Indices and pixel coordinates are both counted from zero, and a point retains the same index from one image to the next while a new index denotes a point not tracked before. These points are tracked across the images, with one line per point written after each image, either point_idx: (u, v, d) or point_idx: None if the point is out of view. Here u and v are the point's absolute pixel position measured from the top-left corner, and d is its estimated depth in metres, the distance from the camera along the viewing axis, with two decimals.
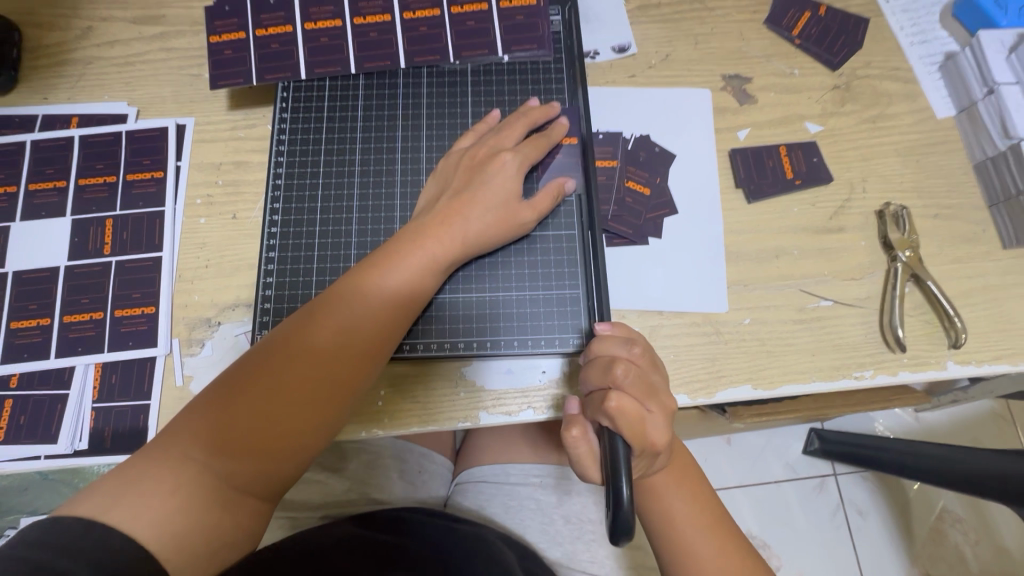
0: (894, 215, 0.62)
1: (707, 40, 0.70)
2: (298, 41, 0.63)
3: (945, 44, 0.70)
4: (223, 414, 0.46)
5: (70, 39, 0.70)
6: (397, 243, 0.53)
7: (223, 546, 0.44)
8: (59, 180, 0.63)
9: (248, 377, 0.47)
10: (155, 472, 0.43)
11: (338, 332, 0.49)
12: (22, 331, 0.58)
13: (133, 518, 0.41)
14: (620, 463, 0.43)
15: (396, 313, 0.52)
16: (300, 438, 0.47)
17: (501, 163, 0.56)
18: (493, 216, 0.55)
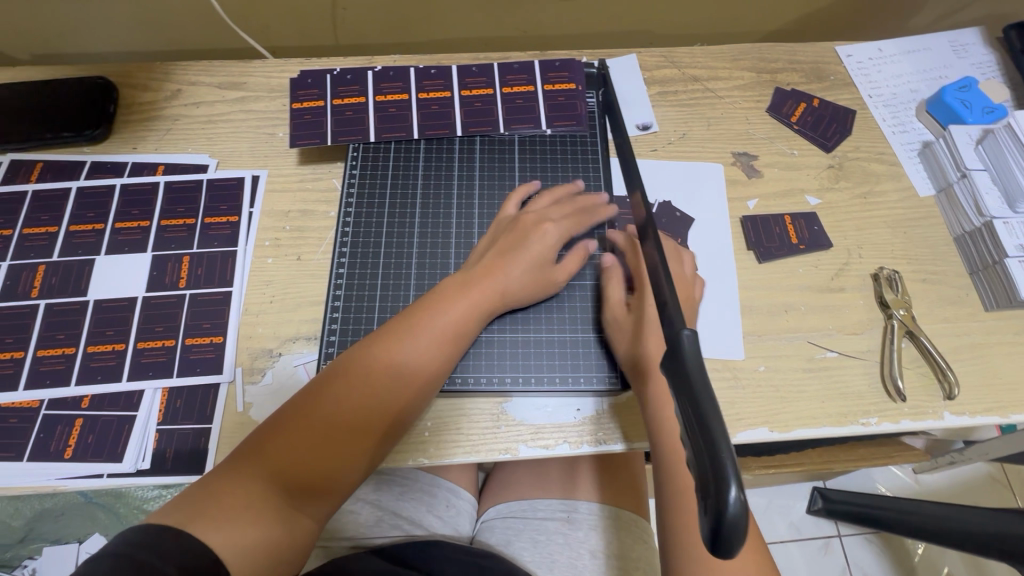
0: (887, 278, 0.71)
1: (718, 122, 0.81)
2: (369, 110, 0.73)
3: (921, 134, 0.81)
4: (285, 438, 0.50)
5: (161, 99, 0.79)
6: (448, 287, 0.59)
7: (282, 563, 0.47)
8: (142, 220, 0.70)
9: (307, 405, 0.52)
10: (230, 487, 0.47)
11: (392, 363, 0.54)
12: (99, 354, 0.63)
13: (213, 530, 0.44)
14: (727, 469, 0.33)
15: (443, 355, 0.57)
16: (350, 464, 0.51)
17: (544, 232, 0.63)
18: (531, 273, 0.62)
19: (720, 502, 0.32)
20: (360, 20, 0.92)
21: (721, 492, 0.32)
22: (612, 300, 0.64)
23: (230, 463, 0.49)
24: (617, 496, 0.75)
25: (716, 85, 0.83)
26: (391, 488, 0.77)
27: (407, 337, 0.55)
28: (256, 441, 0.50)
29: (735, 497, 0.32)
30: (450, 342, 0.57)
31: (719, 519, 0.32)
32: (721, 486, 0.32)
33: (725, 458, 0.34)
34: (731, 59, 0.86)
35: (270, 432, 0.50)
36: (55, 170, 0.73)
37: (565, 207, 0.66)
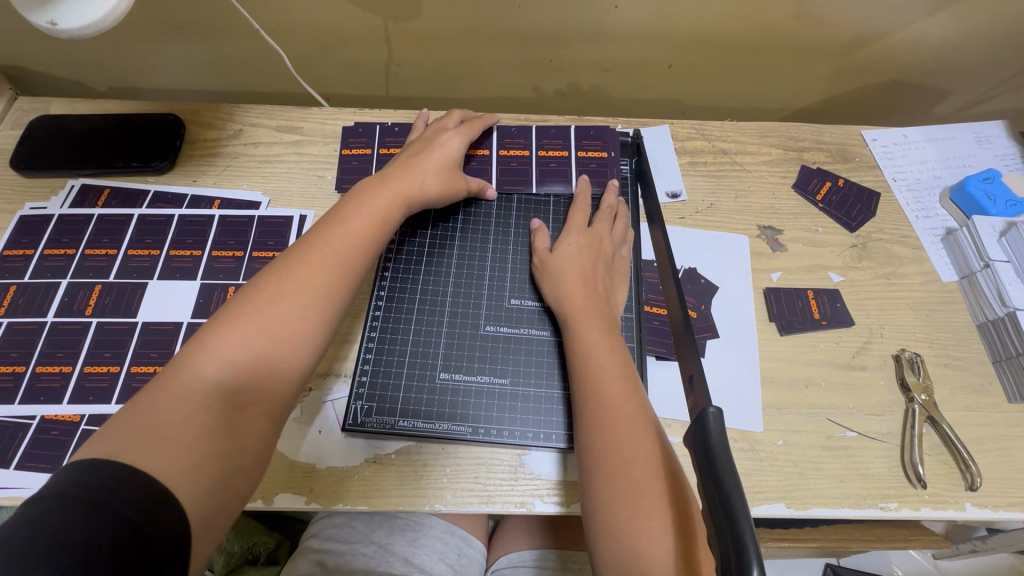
0: (909, 360, 0.71)
1: (745, 195, 0.84)
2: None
3: (945, 221, 0.83)
4: (205, 340, 0.52)
5: (223, 137, 0.85)
6: (366, 201, 0.65)
7: (233, 470, 0.48)
8: (195, 249, 0.75)
9: (223, 312, 0.54)
10: (161, 398, 0.48)
11: (306, 256, 0.59)
12: (141, 374, 0.66)
13: (153, 442, 0.45)
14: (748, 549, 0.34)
15: (359, 254, 0.61)
16: (285, 353, 0.54)
17: (447, 141, 0.73)
18: (444, 173, 0.71)
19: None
20: (411, 75, 0.99)
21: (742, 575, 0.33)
22: (543, 251, 0.70)
23: (160, 377, 0.50)
24: None
25: (743, 159, 0.87)
26: (403, 532, 0.78)
27: (325, 240, 0.60)
28: (178, 357, 0.51)
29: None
30: (369, 241, 0.62)
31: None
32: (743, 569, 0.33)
33: (749, 542, 0.34)
34: (759, 135, 0.90)
35: (194, 342, 0.52)
36: (121, 196, 0.79)
37: (472, 127, 0.76)
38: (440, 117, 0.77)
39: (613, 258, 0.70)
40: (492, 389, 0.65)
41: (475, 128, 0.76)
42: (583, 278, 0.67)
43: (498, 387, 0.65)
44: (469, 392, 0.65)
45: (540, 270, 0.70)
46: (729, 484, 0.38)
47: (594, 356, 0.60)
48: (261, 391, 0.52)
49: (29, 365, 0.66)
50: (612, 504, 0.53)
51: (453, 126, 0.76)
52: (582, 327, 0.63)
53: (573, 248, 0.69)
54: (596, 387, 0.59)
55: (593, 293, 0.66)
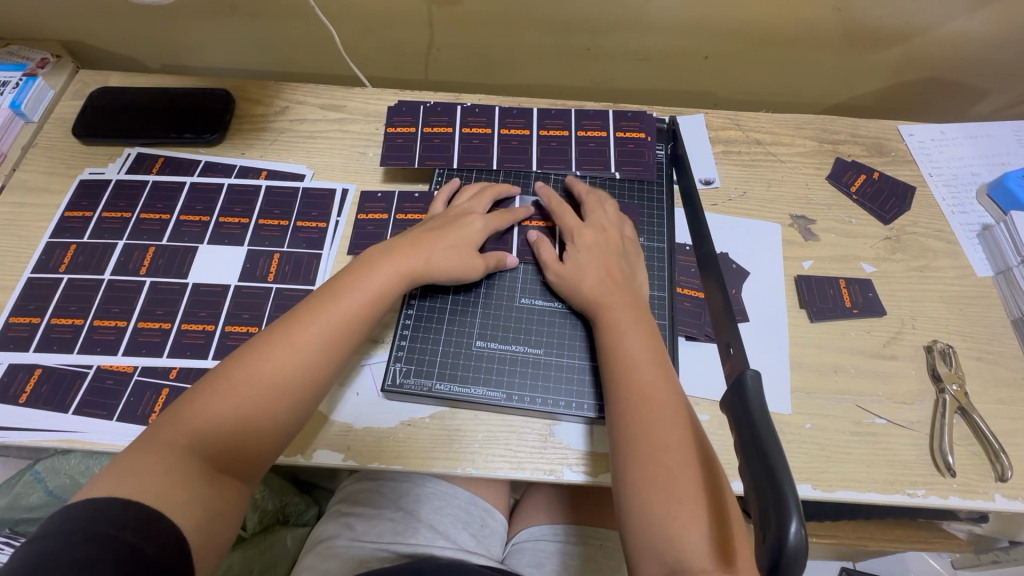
0: (941, 352, 0.71)
1: (778, 185, 0.85)
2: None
3: (981, 217, 0.83)
4: (196, 401, 0.53)
5: (270, 113, 0.89)
6: (371, 266, 0.64)
7: (217, 518, 0.50)
8: (243, 217, 0.78)
9: (215, 374, 0.55)
10: (149, 450, 0.50)
11: (301, 327, 0.58)
12: (190, 332, 0.69)
13: (138, 488, 0.47)
14: (790, 502, 0.35)
15: (351, 329, 0.60)
16: (267, 418, 0.54)
17: (469, 224, 0.69)
18: (459, 252, 0.67)
19: (780, 533, 0.34)
20: (450, 59, 1.02)
21: (782, 523, 0.34)
22: (552, 263, 0.69)
23: (151, 432, 0.52)
24: None
25: (778, 150, 0.88)
26: (429, 501, 0.80)
27: (325, 305, 0.59)
28: (173, 412, 0.53)
29: (797, 531, 0.34)
30: (368, 311, 0.61)
31: (777, 551, 0.34)
32: (783, 519, 0.34)
33: (789, 494, 0.36)
34: (794, 127, 0.90)
35: (185, 403, 0.53)
36: (173, 165, 0.82)
37: (502, 215, 0.72)
38: (473, 194, 0.74)
39: (623, 247, 0.69)
40: (527, 358, 0.67)
41: (506, 218, 0.72)
42: (601, 277, 0.66)
43: (532, 356, 0.67)
44: (503, 361, 0.67)
45: (556, 281, 0.68)
46: (768, 440, 0.39)
47: (622, 342, 0.61)
48: (242, 450, 0.53)
49: (86, 319, 0.70)
50: (644, 488, 0.53)
51: (483, 210, 0.72)
52: (614, 318, 0.63)
53: (583, 252, 0.68)
54: (629, 374, 0.59)
55: (618, 287, 0.65)
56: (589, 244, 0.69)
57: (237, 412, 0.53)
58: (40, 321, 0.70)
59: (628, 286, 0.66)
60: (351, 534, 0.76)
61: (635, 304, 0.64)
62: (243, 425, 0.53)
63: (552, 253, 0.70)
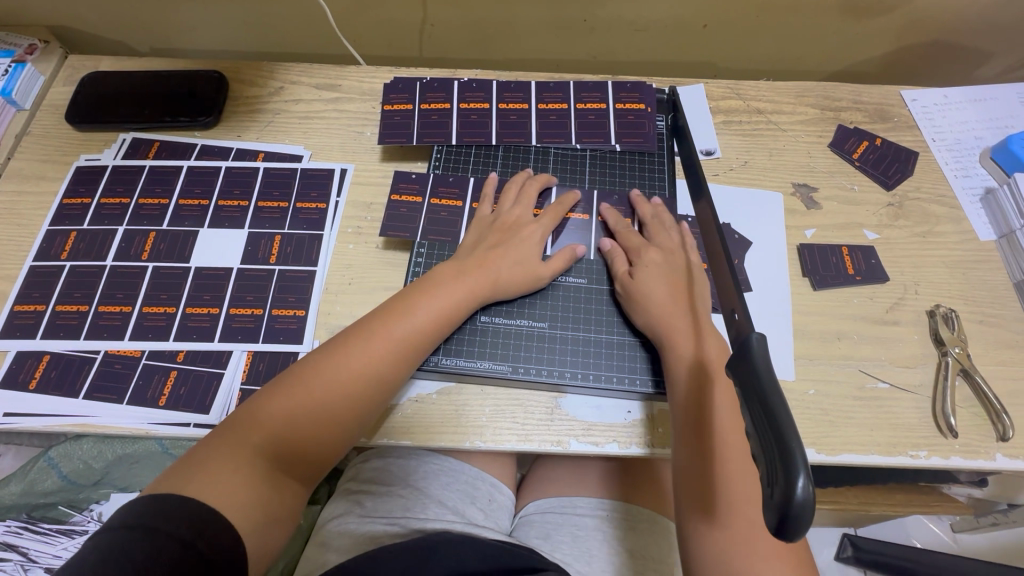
0: (944, 316, 0.71)
1: (780, 154, 0.84)
2: (465, 215, 0.73)
3: (985, 180, 0.82)
4: (271, 409, 0.56)
5: (265, 94, 0.88)
6: (436, 279, 0.65)
7: (273, 521, 0.53)
8: (242, 200, 0.77)
9: (292, 385, 0.58)
10: (223, 452, 0.53)
11: (374, 348, 0.60)
12: (195, 315, 0.69)
13: (212, 485, 0.50)
14: (798, 458, 0.36)
15: (419, 346, 0.62)
16: (334, 431, 0.58)
17: (526, 235, 0.69)
18: (514, 263, 0.67)
19: (788, 487, 0.35)
20: (445, 35, 1.00)
21: (789, 478, 0.35)
22: (622, 273, 0.68)
23: (223, 435, 0.54)
24: (657, 502, 0.78)
25: (779, 118, 0.87)
26: (436, 477, 0.81)
27: (396, 322, 0.61)
28: (251, 419, 0.56)
29: (805, 485, 0.35)
30: (432, 328, 0.63)
31: (785, 503, 0.35)
32: (790, 473, 0.35)
33: (795, 447, 0.36)
34: (796, 95, 0.89)
35: (260, 411, 0.56)
36: (169, 150, 0.81)
37: (554, 213, 0.71)
38: (522, 193, 0.72)
39: (690, 267, 0.69)
40: (531, 332, 0.68)
41: (557, 216, 0.71)
42: (670, 295, 0.65)
43: (536, 329, 0.68)
44: (508, 336, 0.67)
45: (624, 291, 0.67)
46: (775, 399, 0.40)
47: (698, 365, 0.61)
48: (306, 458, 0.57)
49: (91, 305, 0.70)
50: (701, 503, 0.55)
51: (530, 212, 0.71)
52: (681, 341, 0.62)
53: (654, 266, 0.67)
54: (692, 394, 0.59)
55: (685, 307, 0.65)
56: (659, 259, 0.68)
57: (310, 423, 0.57)
58: (45, 308, 0.70)
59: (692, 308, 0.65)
60: (361, 509, 0.78)
61: (699, 325, 0.63)
62: (311, 434, 0.57)
63: (620, 262, 0.69)
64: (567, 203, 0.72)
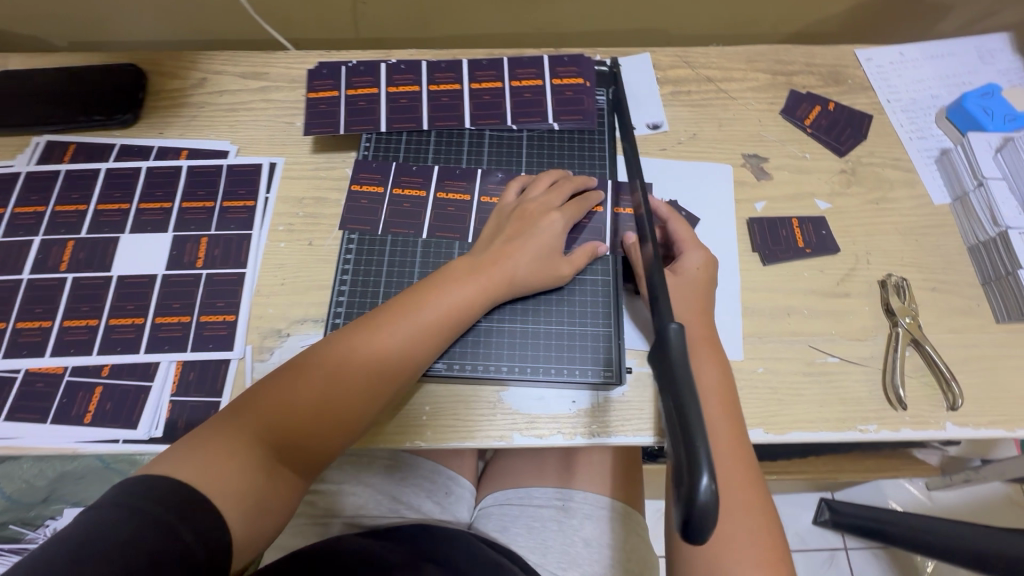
0: (895, 286, 0.70)
1: (730, 124, 0.80)
2: (472, 211, 0.70)
3: (940, 141, 0.79)
4: (274, 402, 0.55)
5: (188, 87, 0.83)
6: (458, 268, 0.63)
7: (266, 512, 0.52)
8: (165, 202, 0.73)
9: (297, 379, 0.56)
10: (220, 438, 0.52)
11: (394, 341, 0.58)
12: (119, 327, 0.66)
13: (208, 473, 0.49)
14: (701, 456, 0.34)
15: (433, 340, 0.60)
16: (334, 429, 0.56)
17: (545, 228, 0.65)
18: (535, 255, 0.64)
19: (689, 488, 0.33)
20: (381, 14, 0.95)
21: (691, 479, 0.33)
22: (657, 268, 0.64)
23: (228, 423, 0.53)
24: (614, 485, 0.76)
25: (729, 86, 0.83)
26: (390, 472, 0.80)
27: (419, 311, 0.60)
28: (259, 408, 0.54)
29: (706, 484, 0.33)
30: (451, 321, 0.61)
31: (686, 504, 0.33)
32: (692, 474, 0.34)
33: (698, 446, 0.34)
34: (746, 60, 0.85)
35: (272, 399, 0.55)
36: (86, 152, 0.77)
37: (576, 207, 0.68)
38: (552, 185, 0.69)
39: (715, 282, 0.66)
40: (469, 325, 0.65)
41: (580, 210, 0.68)
42: (700, 305, 0.62)
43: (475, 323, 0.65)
44: None
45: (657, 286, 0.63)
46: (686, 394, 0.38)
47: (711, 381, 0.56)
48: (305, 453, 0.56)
49: (8, 321, 0.67)
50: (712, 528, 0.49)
51: (558, 204, 0.68)
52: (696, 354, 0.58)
53: (688, 270, 0.64)
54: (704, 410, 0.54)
55: (707, 319, 0.61)
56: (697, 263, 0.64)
57: (313, 420, 0.55)
58: None
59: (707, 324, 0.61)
60: (316, 508, 0.77)
61: (711, 341, 0.60)
62: (312, 431, 0.55)
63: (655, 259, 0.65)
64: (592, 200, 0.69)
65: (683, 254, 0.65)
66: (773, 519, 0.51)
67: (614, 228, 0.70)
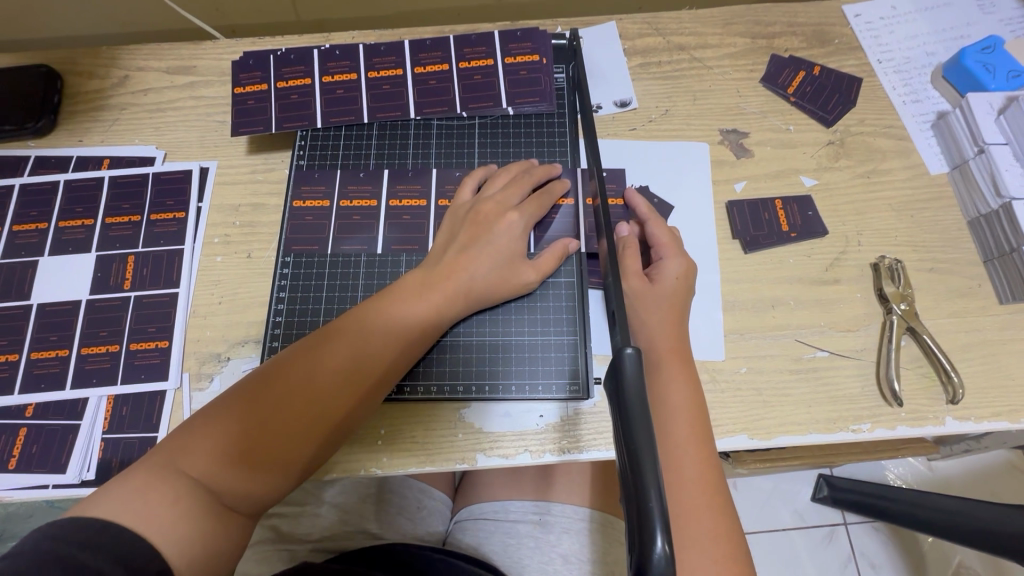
0: (889, 269, 0.63)
1: (706, 96, 0.73)
2: (430, 216, 0.64)
3: (937, 104, 0.72)
4: (214, 436, 0.47)
5: (108, 87, 0.74)
6: (422, 271, 0.56)
7: (216, 558, 0.44)
8: (87, 218, 0.67)
9: (241, 407, 0.48)
10: (154, 481, 0.44)
11: (357, 350, 0.51)
12: (42, 361, 0.61)
13: (142, 520, 0.42)
14: (656, 516, 0.30)
15: (403, 348, 0.53)
16: (293, 455, 0.48)
17: (507, 222, 0.58)
18: (505, 250, 0.57)
19: (644, 558, 0.29)
20: None
21: (646, 546, 0.30)
22: (635, 275, 0.58)
23: (160, 463, 0.45)
24: (594, 495, 0.72)
25: (703, 54, 0.75)
26: (355, 492, 0.75)
27: (383, 317, 0.53)
28: (198, 442, 0.46)
29: (661, 550, 0.30)
30: (421, 324, 0.54)
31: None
32: (646, 540, 0.30)
33: (653, 506, 0.30)
34: (722, 24, 0.77)
35: (213, 430, 0.47)
36: None
37: (539, 201, 0.60)
38: (509, 180, 0.62)
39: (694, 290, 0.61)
40: None
41: (542, 204, 0.60)
42: (678, 315, 0.57)
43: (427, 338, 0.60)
44: None
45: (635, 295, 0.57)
46: (642, 440, 0.33)
47: (675, 402, 0.52)
48: (259, 490, 0.47)
49: None
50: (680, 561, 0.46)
51: (517, 200, 0.60)
52: (660, 373, 0.54)
53: (666, 277, 0.59)
54: (667, 436, 0.51)
55: (683, 329, 0.57)
56: (677, 270, 0.59)
57: (264, 451, 0.47)
58: None
59: (679, 333, 0.56)
60: (281, 533, 0.73)
61: (680, 352, 0.55)
62: (265, 464, 0.47)
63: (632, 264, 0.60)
64: (558, 191, 0.62)
65: (664, 263, 0.60)
66: (740, 544, 0.48)
67: (581, 222, 0.63)
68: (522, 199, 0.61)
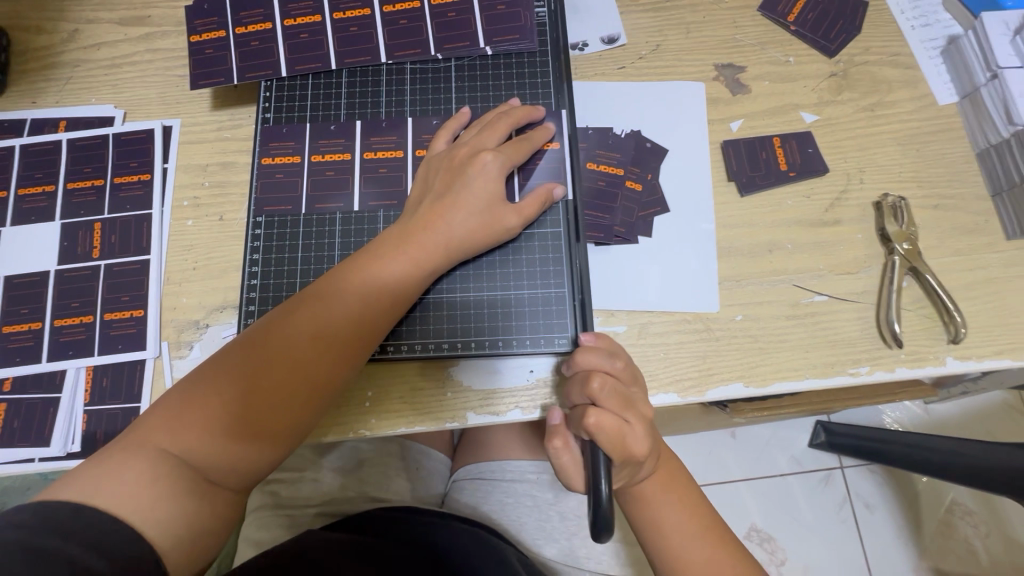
0: (892, 207, 0.60)
1: (699, 28, 0.68)
2: (408, 167, 0.60)
3: (947, 27, 0.67)
4: (190, 408, 0.45)
5: (57, 42, 0.69)
6: (398, 228, 0.53)
7: (204, 534, 0.43)
8: (48, 184, 0.64)
9: (216, 377, 0.46)
10: (130, 459, 0.43)
11: (332, 312, 0.49)
12: (15, 335, 0.59)
13: (120, 500, 0.41)
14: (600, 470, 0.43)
15: (380, 307, 0.50)
16: (276, 423, 0.46)
17: (483, 169, 0.54)
18: (485, 199, 0.53)
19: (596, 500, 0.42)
20: None
21: (597, 492, 0.43)
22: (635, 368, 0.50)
23: (138, 441, 0.44)
24: None
25: None
26: (349, 455, 0.75)
27: (359, 277, 0.50)
28: (174, 417, 0.45)
29: (605, 496, 0.42)
30: (399, 282, 0.51)
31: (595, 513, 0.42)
32: (596, 487, 0.43)
33: (598, 464, 0.44)
34: None
35: (188, 404, 0.45)
36: None
37: (519, 146, 0.57)
38: (486, 125, 0.58)
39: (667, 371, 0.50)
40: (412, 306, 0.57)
41: (523, 150, 0.57)
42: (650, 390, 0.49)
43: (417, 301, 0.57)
44: None
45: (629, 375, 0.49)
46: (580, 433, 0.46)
47: None
48: (244, 461, 0.45)
49: None
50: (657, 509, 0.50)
51: (495, 145, 0.56)
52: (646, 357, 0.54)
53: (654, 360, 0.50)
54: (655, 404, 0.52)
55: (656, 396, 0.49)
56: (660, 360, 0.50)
57: (243, 422, 0.45)
58: None
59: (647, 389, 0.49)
60: (276, 500, 0.73)
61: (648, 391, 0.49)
62: (246, 433, 0.45)
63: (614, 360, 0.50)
64: (540, 137, 0.58)
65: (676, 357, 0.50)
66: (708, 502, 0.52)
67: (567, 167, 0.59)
68: (501, 144, 0.57)
